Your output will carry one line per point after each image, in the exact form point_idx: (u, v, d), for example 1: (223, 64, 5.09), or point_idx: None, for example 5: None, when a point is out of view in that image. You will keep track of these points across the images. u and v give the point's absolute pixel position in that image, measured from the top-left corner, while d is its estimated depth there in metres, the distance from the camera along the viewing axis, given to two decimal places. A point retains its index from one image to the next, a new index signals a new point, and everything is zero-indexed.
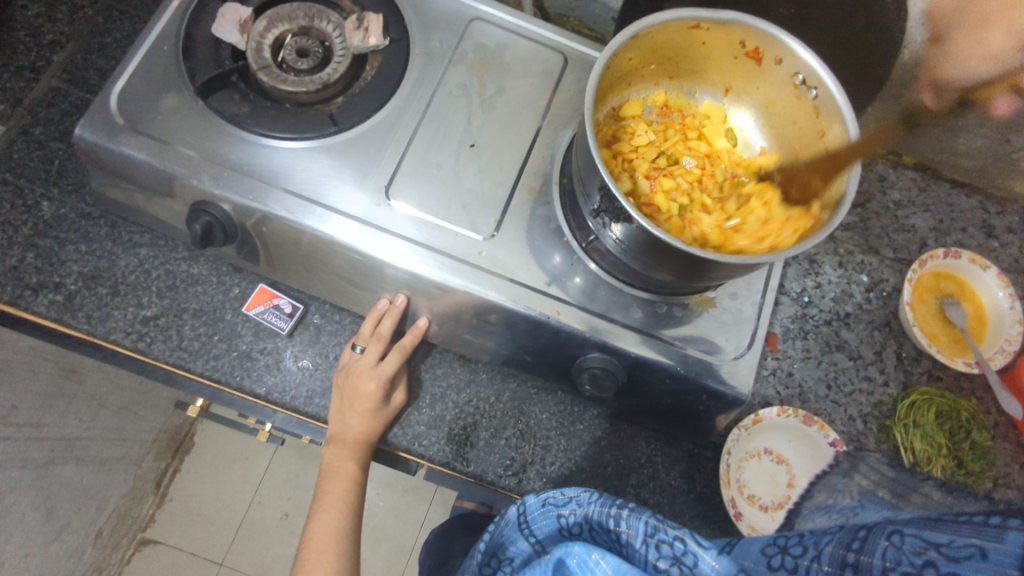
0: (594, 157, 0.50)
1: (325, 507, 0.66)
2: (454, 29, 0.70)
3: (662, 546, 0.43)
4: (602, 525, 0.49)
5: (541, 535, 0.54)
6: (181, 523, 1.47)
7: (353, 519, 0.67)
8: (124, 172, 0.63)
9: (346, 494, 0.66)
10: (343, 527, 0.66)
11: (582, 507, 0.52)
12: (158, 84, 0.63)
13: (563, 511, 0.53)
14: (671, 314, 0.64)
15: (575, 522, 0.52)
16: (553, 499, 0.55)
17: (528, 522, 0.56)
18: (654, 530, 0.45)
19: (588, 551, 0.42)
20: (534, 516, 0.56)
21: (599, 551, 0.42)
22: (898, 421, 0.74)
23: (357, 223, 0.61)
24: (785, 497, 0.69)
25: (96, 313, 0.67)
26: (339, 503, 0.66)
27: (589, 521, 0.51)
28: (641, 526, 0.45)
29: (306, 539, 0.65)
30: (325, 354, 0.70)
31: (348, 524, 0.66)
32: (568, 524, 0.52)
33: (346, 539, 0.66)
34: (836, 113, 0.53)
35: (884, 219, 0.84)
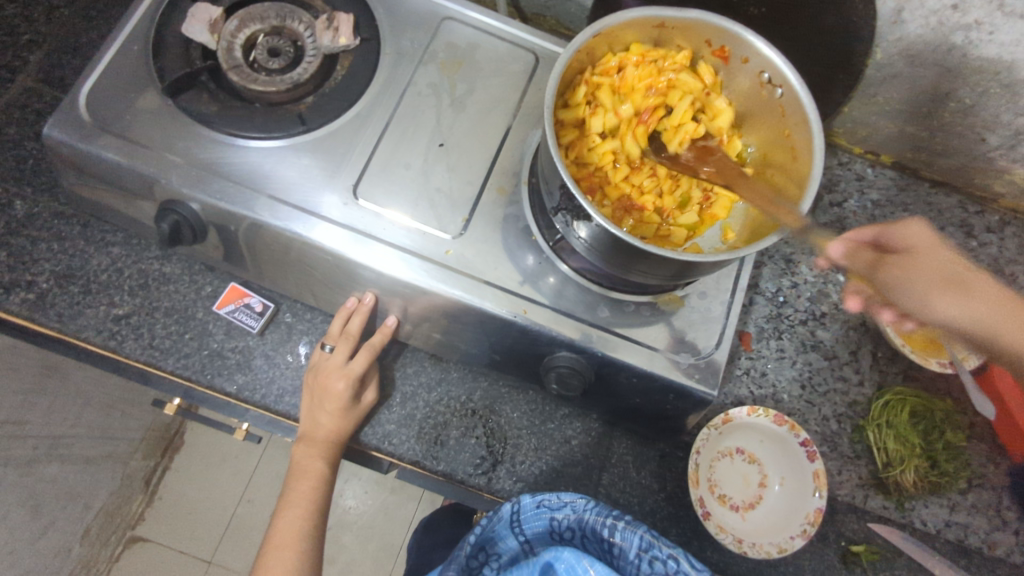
0: (553, 156, 0.50)
1: (291, 504, 0.66)
2: (425, 28, 0.70)
3: (654, 562, 0.51)
4: (595, 533, 0.56)
5: (530, 534, 0.59)
6: (170, 522, 1.47)
7: (319, 517, 0.67)
8: (94, 171, 0.63)
9: (312, 493, 0.66)
10: (308, 526, 0.66)
11: (578, 514, 0.57)
12: (127, 84, 0.63)
13: (557, 515, 0.58)
14: (639, 313, 0.64)
15: (569, 527, 0.57)
16: (548, 502, 0.58)
17: (520, 521, 0.59)
18: (647, 545, 0.52)
19: (578, 558, 0.50)
20: (526, 516, 0.59)
21: (590, 559, 0.50)
22: (871, 421, 0.74)
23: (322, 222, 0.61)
24: (756, 497, 0.69)
25: (68, 311, 0.67)
26: (305, 501, 0.66)
27: (582, 528, 0.57)
28: (635, 540, 0.53)
29: (270, 536, 0.65)
30: (296, 352, 0.70)
31: (314, 523, 0.66)
32: (562, 529, 0.57)
33: (311, 538, 0.66)
34: (799, 111, 0.53)
35: (861, 219, 0.84)
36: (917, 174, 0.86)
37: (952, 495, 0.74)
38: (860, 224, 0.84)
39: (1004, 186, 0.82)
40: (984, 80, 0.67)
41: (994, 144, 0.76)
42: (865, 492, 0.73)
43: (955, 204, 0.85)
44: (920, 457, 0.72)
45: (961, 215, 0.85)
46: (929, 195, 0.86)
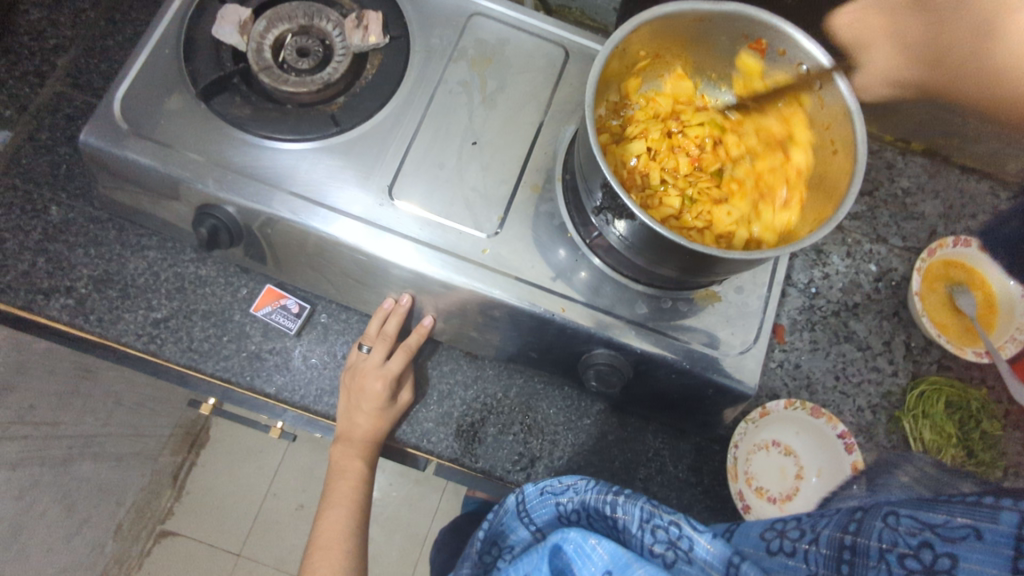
0: (594, 155, 0.50)
1: (333, 504, 0.67)
2: (453, 25, 0.69)
3: (657, 531, 0.48)
4: (600, 511, 0.52)
5: (541, 523, 0.56)
6: (199, 516, 1.49)
7: (361, 516, 0.68)
8: (130, 177, 0.64)
9: (353, 492, 0.67)
10: (350, 525, 0.66)
11: (580, 495, 0.54)
12: (160, 88, 0.63)
13: (561, 499, 0.55)
14: (677, 309, 0.64)
15: (572, 509, 0.54)
16: (551, 488, 0.56)
17: (527, 510, 0.57)
18: (649, 515, 0.49)
19: (585, 537, 0.47)
20: (533, 506, 0.57)
21: (596, 536, 0.47)
22: (908, 412, 0.74)
23: (360, 224, 0.61)
24: (793, 489, 0.69)
25: (108, 316, 0.68)
26: (347, 501, 0.67)
27: (586, 508, 0.53)
28: (637, 511, 0.49)
29: (314, 536, 0.66)
30: (333, 352, 0.71)
31: (355, 522, 0.67)
32: (566, 511, 0.55)
33: (353, 536, 0.66)
34: (841, 104, 0.52)
35: (892, 208, 0.83)
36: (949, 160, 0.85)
37: (989, 484, 0.73)
38: (891, 212, 0.83)
39: None
40: None
41: None
42: None
43: (988, 191, 0.84)
44: (956, 447, 0.72)
45: (994, 201, 0.84)
46: (961, 182, 0.85)
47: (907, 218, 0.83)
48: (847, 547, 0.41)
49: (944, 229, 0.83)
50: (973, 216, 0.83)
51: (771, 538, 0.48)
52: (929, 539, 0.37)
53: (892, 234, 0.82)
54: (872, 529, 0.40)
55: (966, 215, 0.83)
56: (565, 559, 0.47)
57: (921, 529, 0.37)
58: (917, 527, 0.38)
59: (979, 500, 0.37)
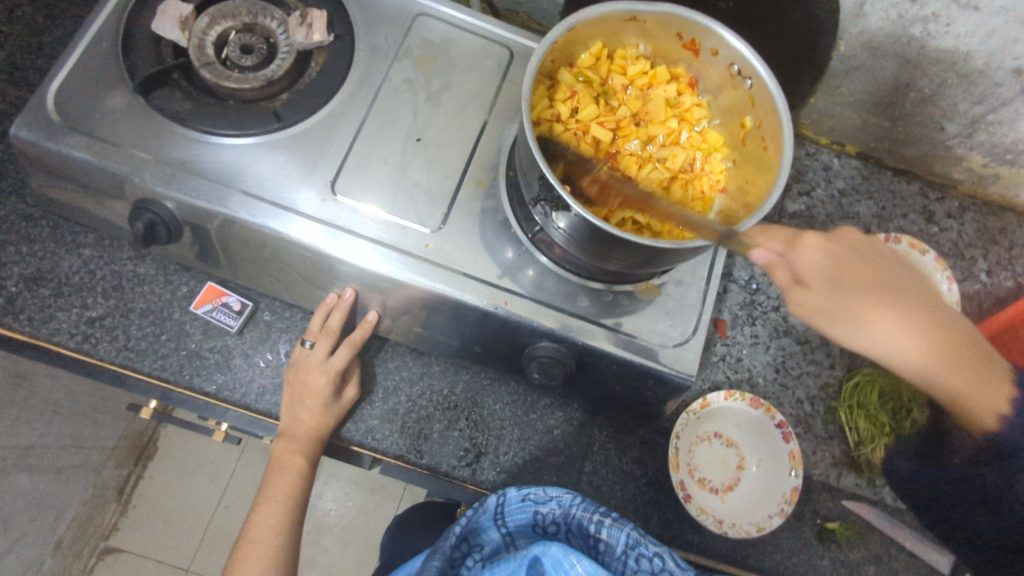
0: (531, 147, 0.51)
1: (268, 500, 0.66)
2: (399, 25, 0.70)
3: (640, 559, 0.55)
4: (580, 529, 0.59)
5: (512, 527, 0.61)
6: (146, 530, 1.44)
7: (297, 514, 0.67)
8: (62, 171, 0.62)
9: (291, 489, 0.66)
10: (283, 522, 0.65)
11: (564, 508, 0.60)
12: (95, 82, 0.62)
13: (541, 508, 0.60)
14: (618, 302, 0.65)
15: (553, 522, 0.60)
16: (533, 496, 0.60)
17: (504, 513, 0.61)
18: (633, 543, 0.56)
19: (566, 554, 0.52)
20: (510, 510, 0.61)
21: (575, 553, 0.52)
22: (843, 404, 0.77)
23: (299, 217, 0.61)
24: (734, 479, 0.71)
25: (39, 315, 0.66)
26: (283, 497, 0.66)
27: (567, 522, 0.59)
28: (622, 538, 0.56)
29: (246, 531, 0.65)
30: (276, 351, 0.70)
31: (290, 519, 0.66)
32: (546, 523, 0.60)
33: (287, 534, 0.65)
34: (769, 103, 0.55)
35: (828, 208, 0.86)
36: (880, 163, 0.89)
37: None
38: (828, 212, 0.86)
39: (962, 173, 0.86)
40: (941, 71, 0.70)
41: (952, 133, 0.79)
42: (839, 471, 0.76)
43: (917, 192, 0.89)
44: (890, 436, 0.75)
45: (922, 202, 0.88)
46: (892, 183, 0.89)
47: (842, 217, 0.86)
48: None
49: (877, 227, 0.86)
50: (904, 216, 0.87)
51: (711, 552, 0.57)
52: None
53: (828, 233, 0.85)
54: None
55: (897, 214, 0.87)
56: (542, 569, 0.52)
57: None
58: None
59: None
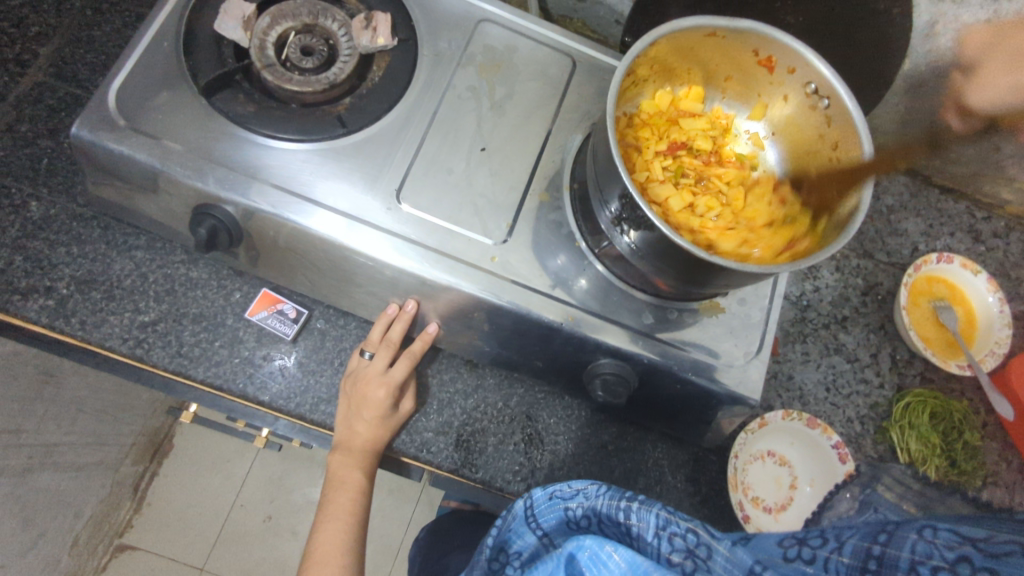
0: (615, 164, 0.50)
1: (330, 517, 0.65)
2: (461, 30, 0.68)
3: (674, 539, 0.43)
4: (610, 517, 0.49)
5: (548, 528, 0.55)
6: (160, 528, 1.43)
7: (359, 531, 0.65)
8: (122, 172, 0.61)
9: (352, 505, 0.65)
10: (349, 540, 0.64)
11: (589, 499, 0.52)
12: (158, 82, 0.60)
13: (569, 504, 0.53)
14: (682, 320, 0.64)
15: (582, 514, 0.52)
16: (560, 491, 0.55)
17: (535, 515, 0.56)
18: (666, 521, 0.44)
19: (601, 543, 0.43)
20: (540, 510, 0.56)
21: (613, 545, 0.43)
22: (895, 423, 0.76)
23: (342, 218, 0.60)
24: (788, 498, 0.71)
25: (90, 319, 0.64)
26: (345, 514, 0.65)
27: (597, 513, 0.50)
28: (653, 519, 0.45)
29: (311, 551, 0.64)
30: (330, 360, 0.68)
31: (354, 536, 0.65)
32: (576, 517, 0.52)
33: (352, 551, 0.64)
34: (848, 125, 0.54)
35: (877, 225, 0.86)
36: (928, 180, 0.89)
37: (969, 493, 0.76)
38: (877, 229, 0.86)
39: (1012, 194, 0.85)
40: None
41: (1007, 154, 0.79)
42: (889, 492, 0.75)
43: (964, 210, 0.88)
44: (940, 457, 0.75)
45: (970, 220, 0.88)
46: (940, 201, 0.88)
47: (891, 234, 0.86)
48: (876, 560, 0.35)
49: (925, 245, 0.86)
50: (951, 234, 0.87)
51: (791, 546, 0.40)
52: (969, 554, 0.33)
53: (878, 250, 0.85)
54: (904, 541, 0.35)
55: (945, 232, 0.87)
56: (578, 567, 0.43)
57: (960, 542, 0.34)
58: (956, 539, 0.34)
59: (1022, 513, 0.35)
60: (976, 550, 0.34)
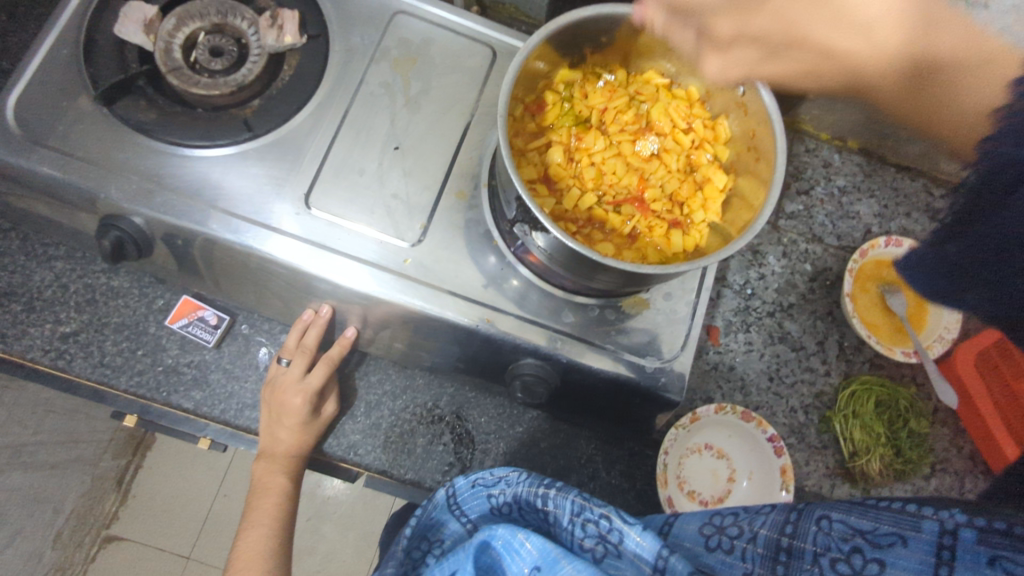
0: (507, 167, 0.48)
1: (253, 523, 0.64)
2: (375, 24, 0.66)
3: (587, 525, 0.45)
4: (531, 505, 0.50)
5: (473, 515, 0.54)
6: (147, 518, 1.33)
7: (283, 536, 0.65)
8: (26, 184, 0.60)
9: (275, 510, 0.64)
10: (271, 545, 0.63)
11: (512, 487, 0.51)
12: (59, 93, 0.59)
13: (494, 491, 0.53)
14: (604, 317, 0.63)
15: (505, 502, 0.52)
16: (484, 480, 0.54)
17: (459, 502, 0.55)
18: (580, 510, 0.46)
19: (514, 532, 0.44)
20: (464, 498, 0.55)
21: (526, 531, 0.44)
22: (838, 412, 0.74)
23: (288, 238, 0.59)
24: (725, 491, 0.70)
25: (11, 331, 0.65)
26: (267, 520, 0.64)
27: (519, 501, 0.51)
28: (568, 506, 0.46)
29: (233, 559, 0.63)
30: (254, 365, 0.68)
31: (278, 540, 0.64)
32: (498, 503, 0.52)
33: (276, 557, 0.63)
34: (763, 112, 0.53)
35: (828, 208, 0.83)
36: (884, 159, 0.86)
37: (916, 481, 0.75)
38: (827, 212, 0.83)
39: None
40: None
41: None
42: (832, 482, 0.74)
43: (922, 188, 0.85)
44: (886, 447, 0.73)
45: (927, 199, 0.85)
46: (896, 180, 0.85)
47: (842, 218, 0.83)
48: (783, 550, 0.39)
49: (878, 228, 0.83)
50: (907, 214, 0.84)
51: (711, 534, 0.44)
52: (859, 546, 0.36)
53: (827, 234, 0.82)
54: (807, 532, 0.38)
55: (899, 213, 0.84)
56: (493, 555, 0.44)
57: (851, 534, 0.36)
58: (849, 532, 0.36)
59: (904, 506, 0.36)
60: (865, 541, 0.36)
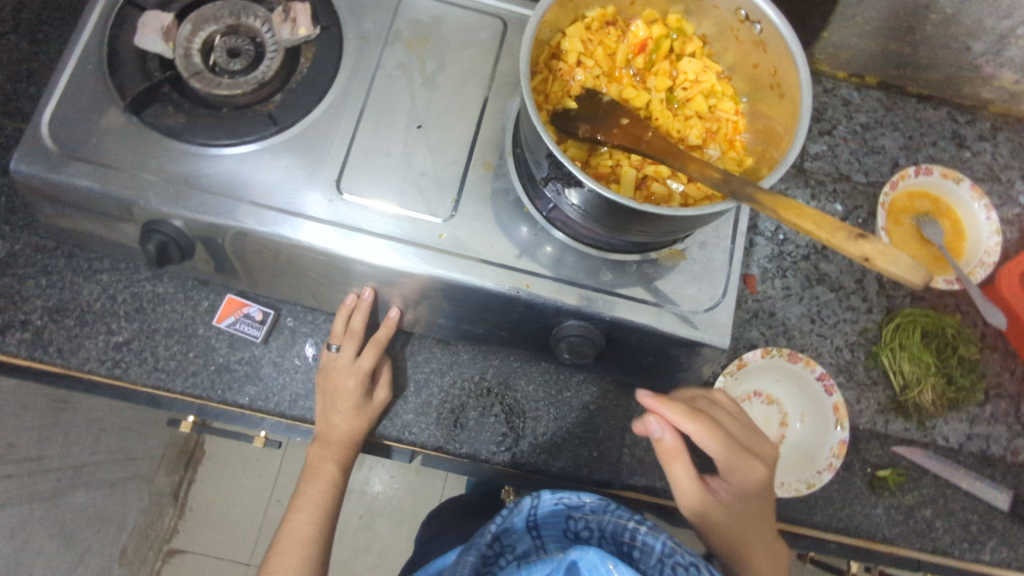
0: (536, 125, 0.48)
1: (300, 507, 0.66)
2: (385, 7, 0.67)
3: (677, 569, 0.44)
4: (613, 537, 0.48)
5: (541, 530, 0.49)
6: (206, 530, 1.35)
7: (328, 524, 0.66)
8: (68, 201, 0.61)
9: (322, 496, 0.66)
10: (315, 532, 0.65)
11: (598, 516, 0.49)
12: (88, 108, 0.61)
13: (574, 511, 0.50)
14: (642, 272, 0.63)
15: (586, 527, 0.49)
16: (568, 498, 0.50)
17: (536, 515, 0.50)
18: (670, 551, 0.44)
19: (603, 558, 0.40)
20: (543, 511, 0.50)
21: (616, 561, 0.40)
22: (885, 346, 0.74)
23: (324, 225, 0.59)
24: (779, 437, 0.70)
25: (68, 345, 0.67)
26: (315, 505, 0.66)
27: (602, 530, 0.49)
28: (659, 544, 0.45)
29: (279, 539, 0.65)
30: (302, 357, 0.70)
31: (322, 528, 0.65)
32: (578, 528, 0.49)
33: (318, 544, 0.64)
34: (781, 45, 0.53)
35: (853, 145, 0.82)
36: (904, 91, 0.85)
37: (971, 408, 0.74)
38: (852, 149, 0.82)
39: (993, 92, 0.82)
40: None
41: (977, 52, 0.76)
42: (886, 417, 0.74)
43: (946, 116, 0.84)
44: (936, 376, 0.73)
45: (953, 126, 0.84)
46: (919, 111, 0.84)
47: (868, 153, 0.82)
48: None
49: (906, 159, 0.82)
50: (933, 143, 0.83)
51: None
52: None
53: (855, 172, 0.81)
54: None
55: (926, 143, 0.83)
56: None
57: None
58: None
59: None
60: None
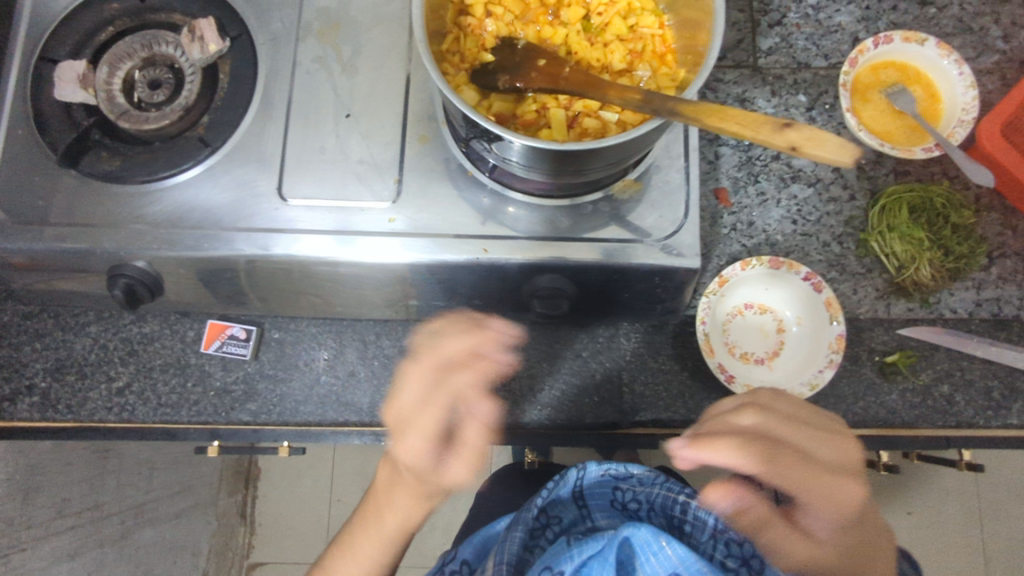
0: (442, 90, 0.47)
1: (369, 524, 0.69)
2: (290, 3, 0.66)
3: (730, 543, 0.55)
4: (662, 508, 0.60)
5: (591, 503, 0.62)
6: (279, 539, 1.39)
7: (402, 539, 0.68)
8: (34, 265, 0.63)
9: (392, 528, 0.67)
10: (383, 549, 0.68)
11: (645, 488, 0.60)
12: (28, 171, 0.62)
13: (620, 487, 0.61)
14: (599, 212, 0.62)
15: (634, 501, 0.61)
16: (612, 472, 0.61)
17: (585, 491, 0.62)
18: (720, 525, 0.56)
19: (656, 536, 0.48)
20: (590, 490, 0.62)
21: (667, 536, 0.48)
22: (873, 231, 0.71)
23: (274, 235, 0.60)
24: (779, 344, 0.69)
25: (74, 399, 0.69)
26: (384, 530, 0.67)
27: (648, 503, 0.60)
28: (708, 520, 0.56)
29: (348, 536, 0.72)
30: (294, 365, 0.71)
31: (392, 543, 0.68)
32: (627, 501, 0.61)
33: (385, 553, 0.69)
34: None
35: (807, 28, 0.78)
36: None
37: (976, 275, 0.72)
38: (807, 34, 0.78)
39: None
40: None
41: None
42: (887, 302, 0.71)
43: None
44: (931, 250, 0.70)
45: None
46: None
47: (825, 34, 0.77)
48: None
49: (867, 32, 0.78)
50: (894, 7, 0.78)
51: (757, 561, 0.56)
52: None
53: (813, 57, 0.77)
54: None
55: (886, 8, 0.78)
56: (632, 549, 0.49)
57: None
58: None
59: None
60: None
